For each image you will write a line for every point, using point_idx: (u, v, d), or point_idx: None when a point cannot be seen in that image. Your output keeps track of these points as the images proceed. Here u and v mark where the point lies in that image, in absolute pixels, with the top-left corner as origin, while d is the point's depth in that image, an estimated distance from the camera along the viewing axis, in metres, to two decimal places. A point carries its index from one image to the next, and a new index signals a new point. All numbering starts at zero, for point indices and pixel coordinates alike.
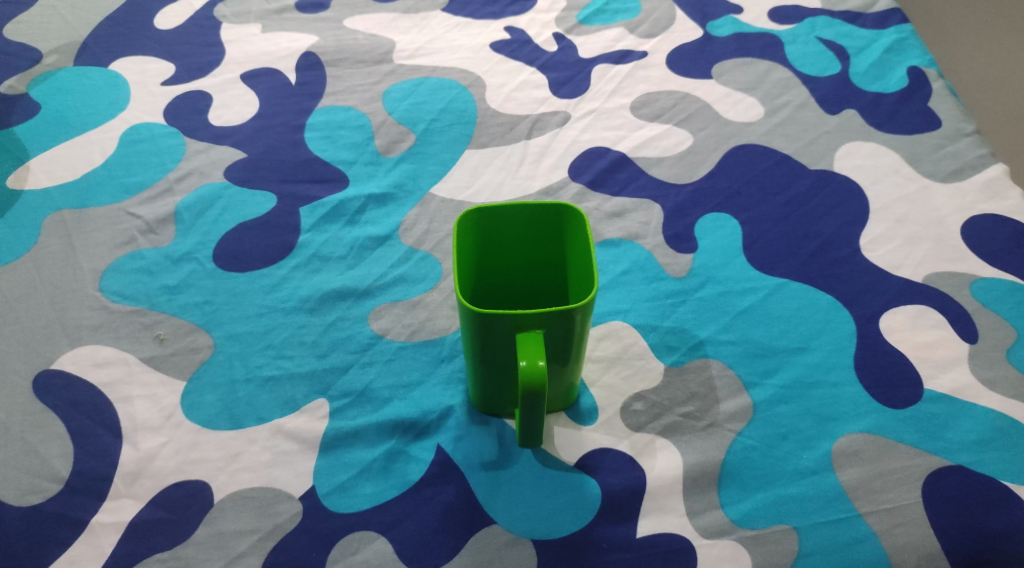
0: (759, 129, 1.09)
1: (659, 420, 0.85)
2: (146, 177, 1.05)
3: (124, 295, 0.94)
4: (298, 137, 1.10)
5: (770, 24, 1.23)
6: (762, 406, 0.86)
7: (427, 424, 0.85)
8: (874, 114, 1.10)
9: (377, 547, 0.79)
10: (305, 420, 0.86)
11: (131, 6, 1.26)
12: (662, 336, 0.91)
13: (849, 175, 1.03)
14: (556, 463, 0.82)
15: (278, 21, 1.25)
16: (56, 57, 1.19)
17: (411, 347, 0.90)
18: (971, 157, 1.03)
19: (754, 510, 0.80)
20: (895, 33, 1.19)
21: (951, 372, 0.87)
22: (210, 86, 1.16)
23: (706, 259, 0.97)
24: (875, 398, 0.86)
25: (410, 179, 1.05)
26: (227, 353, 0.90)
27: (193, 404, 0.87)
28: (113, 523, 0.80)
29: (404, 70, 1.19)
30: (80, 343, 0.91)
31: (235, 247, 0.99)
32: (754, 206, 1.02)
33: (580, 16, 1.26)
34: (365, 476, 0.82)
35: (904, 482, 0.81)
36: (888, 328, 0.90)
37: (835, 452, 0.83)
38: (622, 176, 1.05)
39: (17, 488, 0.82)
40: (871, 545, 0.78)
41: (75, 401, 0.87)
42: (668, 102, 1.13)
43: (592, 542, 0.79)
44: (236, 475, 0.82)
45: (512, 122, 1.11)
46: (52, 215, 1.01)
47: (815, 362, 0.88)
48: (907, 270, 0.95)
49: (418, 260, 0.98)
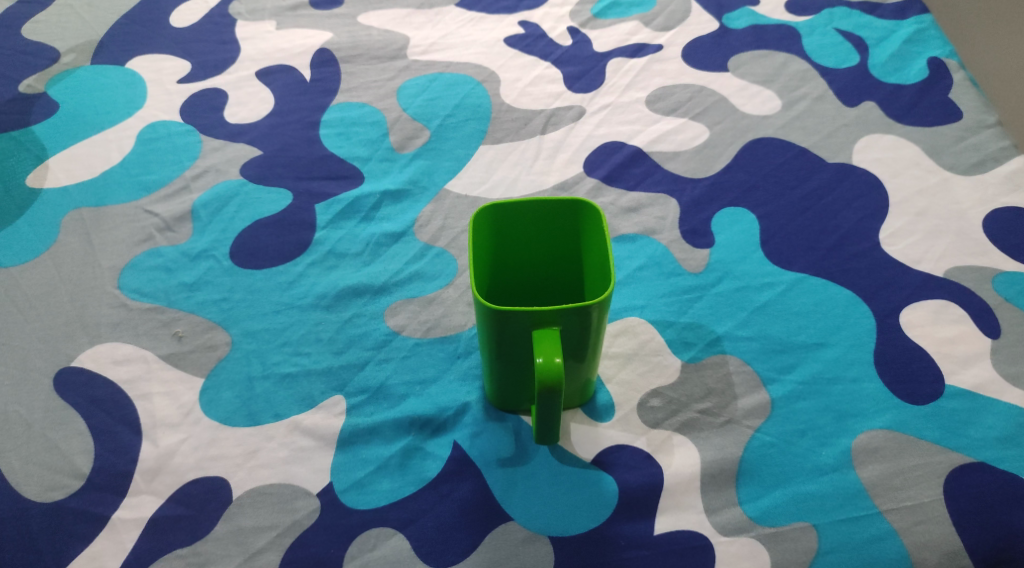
0: (776, 122, 1.08)
1: (676, 416, 0.85)
2: (164, 175, 1.06)
3: (142, 293, 0.95)
4: (313, 134, 1.10)
5: (787, 16, 1.22)
6: (781, 402, 0.85)
7: (444, 420, 0.85)
8: (892, 106, 1.09)
9: (394, 544, 0.79)
10: (323, 417, 0.86)
11: (147, 5, 1.26)
12: (679, 332, 0.90)
13: (869, 169, 1.02)
14: (573, 459, 0.82)
15: (292, 18, 1.25)
16: (74, 56, 1.19)
17: (427, 343, 0.90)
18: (993, 149, 1.02)
19: (773, 507, 0.79)
20: (915, 23, 1.18)
21: (973, 367, 0.86)
22: (225, 83, 1.16)
23: (723, 253, 0.96)
24: (896, 394, 0.85)
25: (425, 175, 1.05)
26: (245, 350, 0.90)
27: (211, 401, 0.87)
28: (133, 519, 0.81)
29: (418, 66, 1.18)
30: (100, 340, 0.91)
31: (252, 244, 0.99)
32: (771, 201, 1.01)
33: (595, 9, 1.26)
34: (382, 473, 0.82)
35: (925, 479, 0.80)
36: (908, 323, 0.89)
37: (855, 449, 0.82)
38: (638, 170, 1.05)
39: (39, 484, 0.82)
40: (892, 543, 0.77)
41: (96, 398, 0.87)
42: (683, 96, 1.13)
43: (609, 539, 0.78)
44: (255, 471, 0.83)
45: (527, 117, 1.11)
46: (71, 213, 1.01)
47: (834, 357, 0.88)
48: (928, 264, 0.94)
49: (433, 257, 0.97)
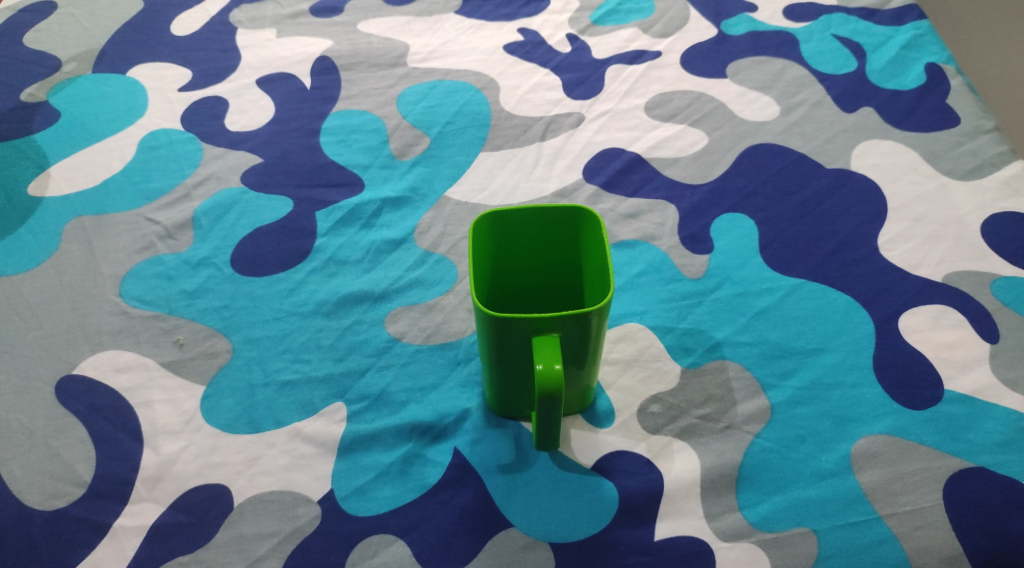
0: (775, 128, 1.09)
1: (676, 422, 0.85)
2: (165, 183, 1.06)
3: (143, 301, 0.95)
4: (313, 142, 1.10)
5: (785, 22, 1.22)
6: (780, 408, 0.85)
7: (444, 427, 0.85)
8: (890, 111, 1.09)
9: (395, 551, 0.79)
10: (323, 424, 0.86)
11: (148, 13, 1.27)
12: (679, 338, 0.90)
13: (867, 175, 1.03)
14: (573, 466, 0.83)
15: (293, 26, 1.26)
16: (75, 65, 1.20)
17: (427, 350, 0.91)
18: (991, 154, 1.03)
19: (773, 513, 0.80)
20: (913, 29, 1.19)
21: (972, 372, 0.86)
22: (226, 91, 1.17)
23: (722, 259, 0.97)
24: (895, 400, 0.85)
25: (425, 182, 1.06)
26: (245, 357, 0.91)
27: (212, 408, 0.87)
28: (135, 526, 0.81)
29: (418, 73, 1.19)
30: (101, 348, 0.91)
31: (253, 252, 0.99)
32: (770, 206, 1.01)
33: (593, 16, 1.26)
34: (382, 480, 0.83)
35: (925, 484, 0.80)
36: (907, 328, 0.90)
37: (855, 454, 0.82)
38: (637, 176, 1.05)
39: (41, 492, 0.83)
40: (892, 547, 0.77)
41: (97, 405, 0.88)
42: (682, 102, 1.13)
43: (610, 545, 0.79)
44: (256, 478, 0.83)
45: (527, 124, 1.12)
46: (73, 221, 1.02)
47: (833, 363, 0.88)
48: (926, 269, 0.94)
49: (433, 264, 0.98)
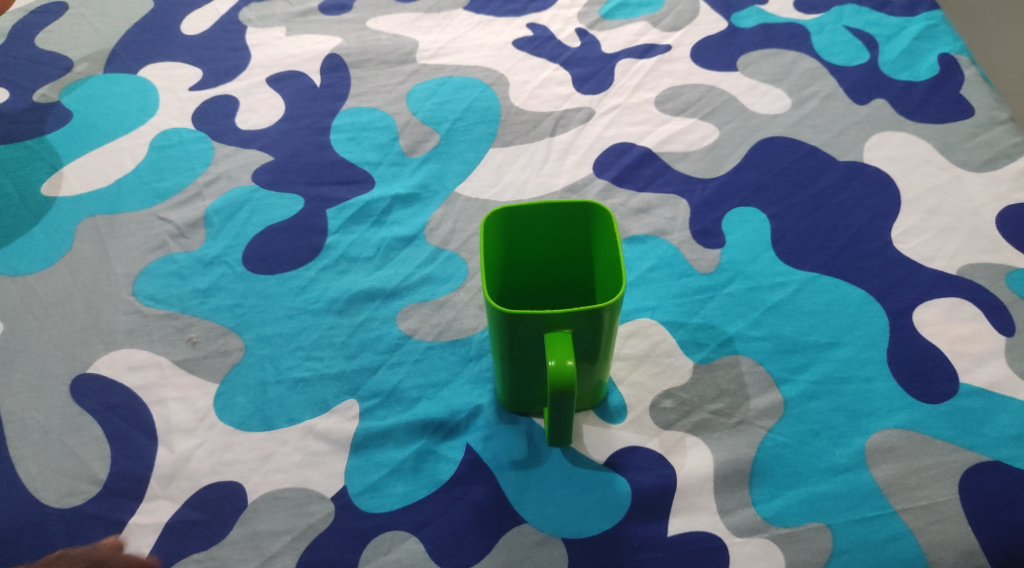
0: (786, 121, 1.08)
1: (688, 417, 0.85)
2: (176, 182, 1.07)
3: (157, 299, 0.96)
4: (324, 139, 1.11)
5: (796, 14, 1.21)
6: (793, 402, 0.85)
7: (456, 423, 0.85)
8: (904, 102, 1.08)
9: (408, 547, 0.79)
10: (336, 421, 0.86)
11: (158, 13, 1.27)
12: (691, 333, 0.90)
13: (880, 167, 1.02)
14: (586, 462, 0.82)
15: (302, 24, 1.26)
16: (87, 65, 1.20)
17: (439, 346, 0.91)
18: (1005, 145, 1.02)
19: (787, 508, 0.79)
20: (925, 20, 1.17)
21: (987, 366, 0.86)
22: (236, 90, 1.17)
23: (734, 253, 0.96)
24: (910, 394, 0.85)
25: (435, 179, 1.06)
26: (258, 355, 0.91)
27: (225, 406, 0.88)
28: (150, 524, 0.81)
29: (427, 70, 1.19)
30: (115, 347, 0.92)
31: (265, 250, 0.99)
32: (782, 200, 1.00)
33: (603, 11, 1.26)
34: (395, 477, 0.83)
35: (940, 478, 0.80)
36: (922, 322, 0.89)
37: (869, 449, 0.82)
38: (647, 171, 1.05)
39: (57, 490, 0.83)
40: (907, 543, 0.77)
41: (112, 404, 0.88)
42: (693, 96, 1.13)
43: (623, 541, 0.78)
44: (270, 475, 0.83)
45: (537, 119, 1.11)
46: (86, 221, 1.02)
47: (847, 357, 0.87)
48: (941, 262, 0.93)
49: (444, 260, 0.98)
